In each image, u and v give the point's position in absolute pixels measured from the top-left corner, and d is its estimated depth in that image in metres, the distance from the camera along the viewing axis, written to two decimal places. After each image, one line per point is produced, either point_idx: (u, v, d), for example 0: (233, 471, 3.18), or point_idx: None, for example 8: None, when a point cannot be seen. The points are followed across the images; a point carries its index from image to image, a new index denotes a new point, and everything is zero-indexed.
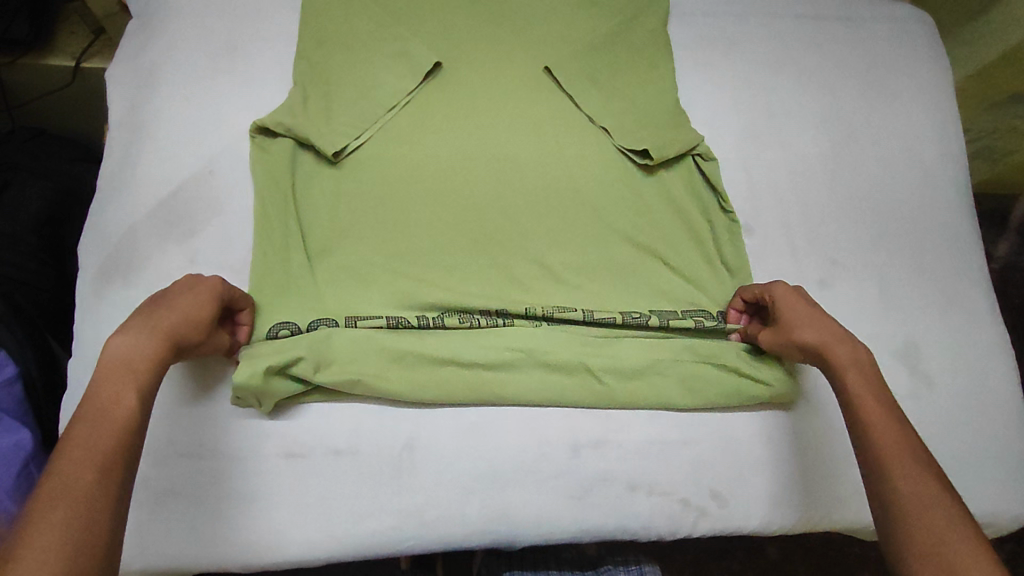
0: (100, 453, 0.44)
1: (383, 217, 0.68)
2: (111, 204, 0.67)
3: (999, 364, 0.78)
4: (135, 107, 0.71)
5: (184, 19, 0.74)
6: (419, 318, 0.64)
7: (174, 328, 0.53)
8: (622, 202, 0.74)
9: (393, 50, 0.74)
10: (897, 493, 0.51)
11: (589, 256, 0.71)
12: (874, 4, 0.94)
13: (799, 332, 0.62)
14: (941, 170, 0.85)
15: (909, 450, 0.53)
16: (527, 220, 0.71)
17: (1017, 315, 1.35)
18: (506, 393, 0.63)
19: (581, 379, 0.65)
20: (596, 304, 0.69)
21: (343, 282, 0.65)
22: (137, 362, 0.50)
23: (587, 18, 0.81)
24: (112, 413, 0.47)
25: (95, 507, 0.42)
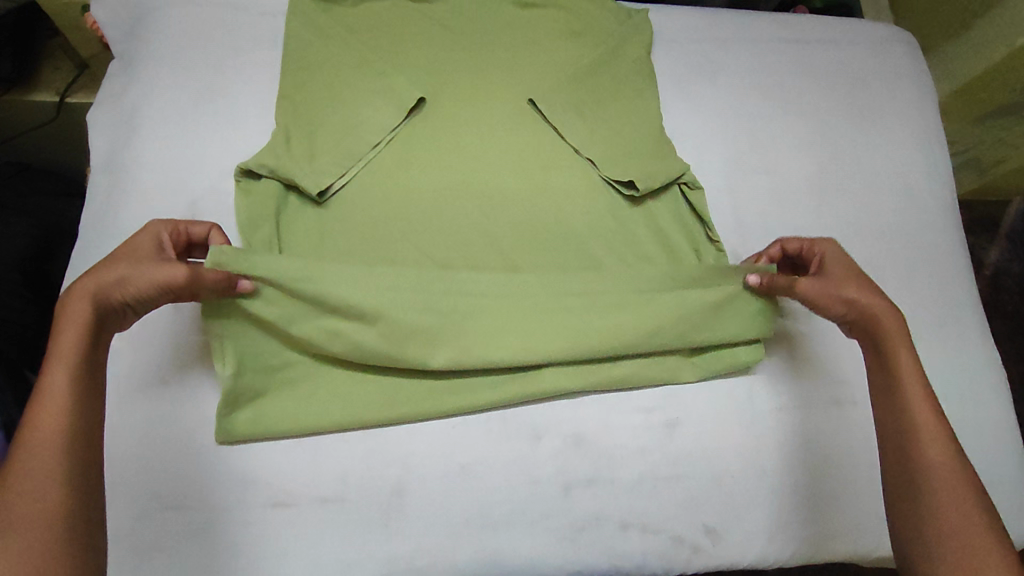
0: (43, 423, 0.45)
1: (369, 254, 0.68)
2: (92, 250, 0.67)
3: (991, 387, 0.78)
4: (117, 150, 0.71)
5: (163, 58, 0.74)
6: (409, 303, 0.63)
7: (90, 284, 0.51)
8: (609, 235, 0.74)
9: (377, 86, 0.74)
10: (920, 445, 0.54)
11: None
12: (856, 26, 0.94)
13: (847, 288, 0.62)
14: (927, 191, 0.86)
15: (935, 409, 0.56)
16: (513, 253, 0.70)
17: (1009, 322, 1.35)
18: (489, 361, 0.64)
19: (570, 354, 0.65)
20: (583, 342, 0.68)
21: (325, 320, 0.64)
22: (63, 333, 0.49)
23: (570, 49, 0.81)
24: (40, 392, 0.46)
25: (44, 470, 0.43)
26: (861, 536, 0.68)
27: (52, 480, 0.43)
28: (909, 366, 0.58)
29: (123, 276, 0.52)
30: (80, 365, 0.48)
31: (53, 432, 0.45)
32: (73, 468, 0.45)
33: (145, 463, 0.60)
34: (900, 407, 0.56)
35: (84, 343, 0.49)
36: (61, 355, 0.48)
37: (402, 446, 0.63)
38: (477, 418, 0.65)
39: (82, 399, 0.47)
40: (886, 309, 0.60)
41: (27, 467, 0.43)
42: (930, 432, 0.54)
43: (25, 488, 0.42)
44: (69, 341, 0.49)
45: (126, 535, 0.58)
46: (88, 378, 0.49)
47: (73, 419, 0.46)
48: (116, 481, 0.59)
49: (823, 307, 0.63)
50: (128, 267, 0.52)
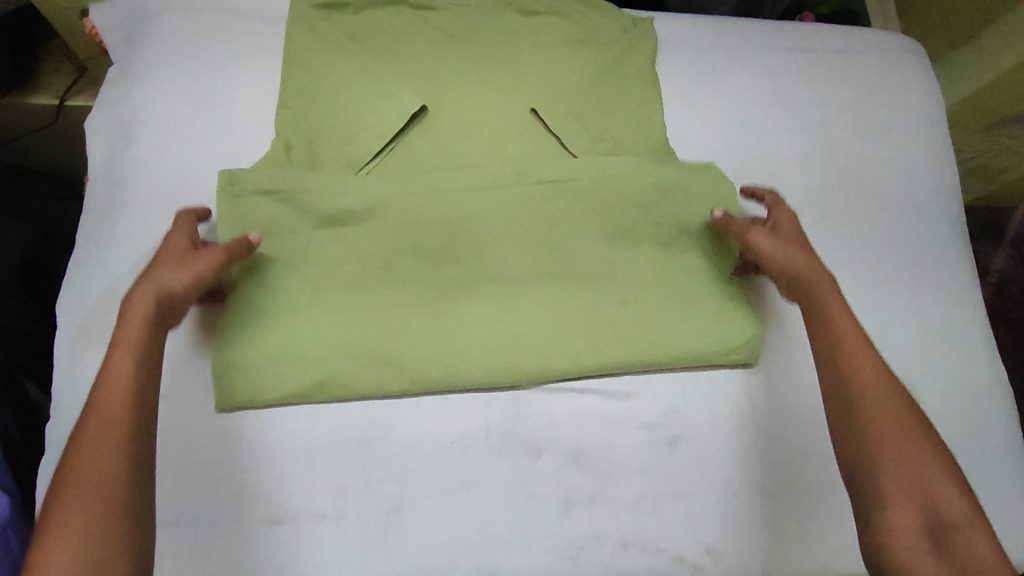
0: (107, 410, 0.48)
1: (365, 257, 0.66)
2: (90, 261, 0.66)
3: (995, 404, 0.77)
4: (114, 159, 0.70)
5: (161, 65, 0.73)
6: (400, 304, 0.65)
7: (153, 273, 0.56)
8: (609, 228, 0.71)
9: (377, 95, 0.72)
10: (871, 419, 0.55)
11: (576, 287, 0.68)
12: (864, 35, 0.93)
13: (793, 248, 0.65)
14: (934, 203, 0.85)
15: (886, 381, 0.57)
16: (510, 251, 0.68)
17: (1013, 329, 1.34)
18: (476, 360, 0.64)
19: (556, 354, 0.66)
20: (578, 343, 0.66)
21: (323, 319, 0.63)
22: (127, 320, 0.53)
23: (575, 58, 0.80)
24: (110, 372, 0.50)
25: (104, 453, 0.46)
26: None
27: (117, 455, 0.46)
28: (857, 345, 0.59)
29: (178, 265, 0.57)
30: (143, 349, 0.52)
31: (114, 421, 0.48)
32: (133, 454, 0.47)
33: None
34: (850, 384, 0.57)
35: (146, 339, 0.52)
36: (123, 352, 0.51)
37: (400, 463, 0.62)
38: (477, 435, 0.64)
39: (140, 391, 0.50)
40: (829, 292, 0.63)
41: (95, 442, 0.46)
42: (880, 405, 0.55)
43: (87, 473, 0.45)
44: (131, 337, 0.52)
45: None
46: (148, 374, 0.52)
47: (134, 398, 0.49)
48: None
49: (768, 260, 0.66)
50: (180, 257, 0.58)
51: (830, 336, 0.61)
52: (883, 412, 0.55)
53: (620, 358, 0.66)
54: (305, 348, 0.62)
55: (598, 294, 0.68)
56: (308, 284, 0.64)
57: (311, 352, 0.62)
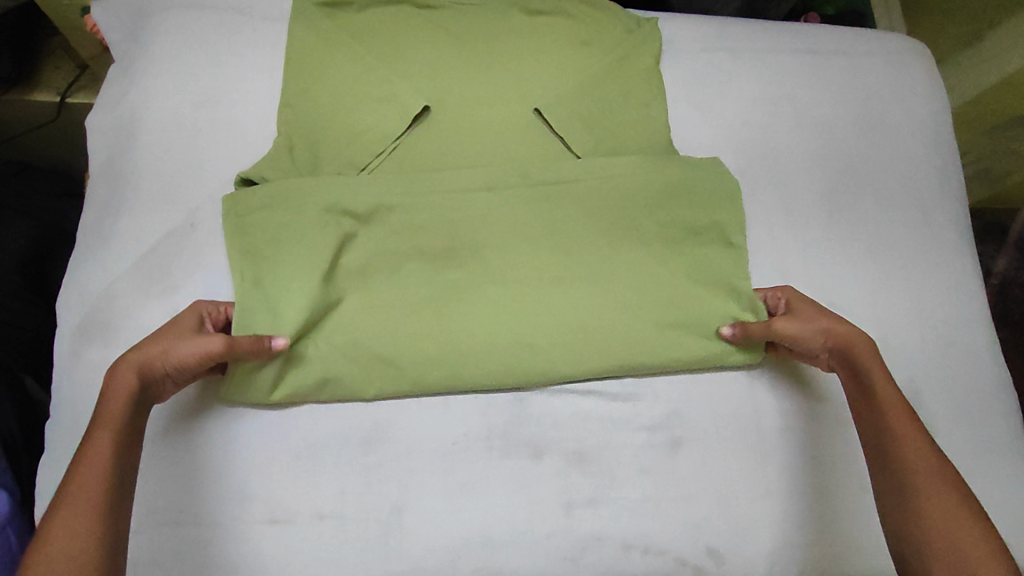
0: (81, 495, 0.48)
1: (382, 256, 0.66)
2: (91, 259, 0.66)
3: (999, 406, 0.77)
4: (115, 157, 0.70)
5: (163, 63, 0.72)
6: (411, 303, 0.64)
7: (138, 359, 0.56)
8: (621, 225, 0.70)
9: (381, 94, 0.72)
10: (924, 507, 0.54)
11: (584, 289, 0.67)
12: (870, 37, 0.93)
13: (820, 318, 0.66)
14: (939, 205, 0.84)
15: (941, 468, 0.56)
16: (516, 253, 0.68)
17: (1016, 332, 1.34)
18: (488, 358, 0.64)
19: (568, 352, 0.66)
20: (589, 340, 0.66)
21: (329, 314, 0.63)
22: (109, 400, 0.54)
23: (579, 58, 0.79)
24: (86, 450, 0.51)
25: (75, 540, 0.47)
26: (871, 558, 0.66)
27: (85, 537, 0.47)
28: (909, 429, 0.59)
29: (167, 349, 0.56)
30: (123, 429, 0.53)
31: (87, 505, 0.48)
32: (105, 542, 0.48)
33: (145, 478, 0.59)
34: (901, 469, 0.57)
35: (125, 419, 0.53)
36: (104, 431, 0.52)
37: (402, 463, 0.62)
38: (479, 435, 0.64)
39: (116, 470, 0.51)
40: (877, 371, 0.63)
41: (64, 525, 0.47)
42: (933, 493, 0.54)
43: (58, 560, 0.45)
44: (112, 416, 0.53)
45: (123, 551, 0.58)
46: (126, 455, 0.53)
47: (108, 478, 0.50)
48: None
49: (806, 341, 0.65)
50: (170, 341, 0.57)
51: (878, 418, 0.61)
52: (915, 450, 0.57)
53: (622, 353, 0.66)
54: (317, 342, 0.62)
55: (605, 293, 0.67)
56: (306, 266, 0.63)
57: (315, 344, 0.62)
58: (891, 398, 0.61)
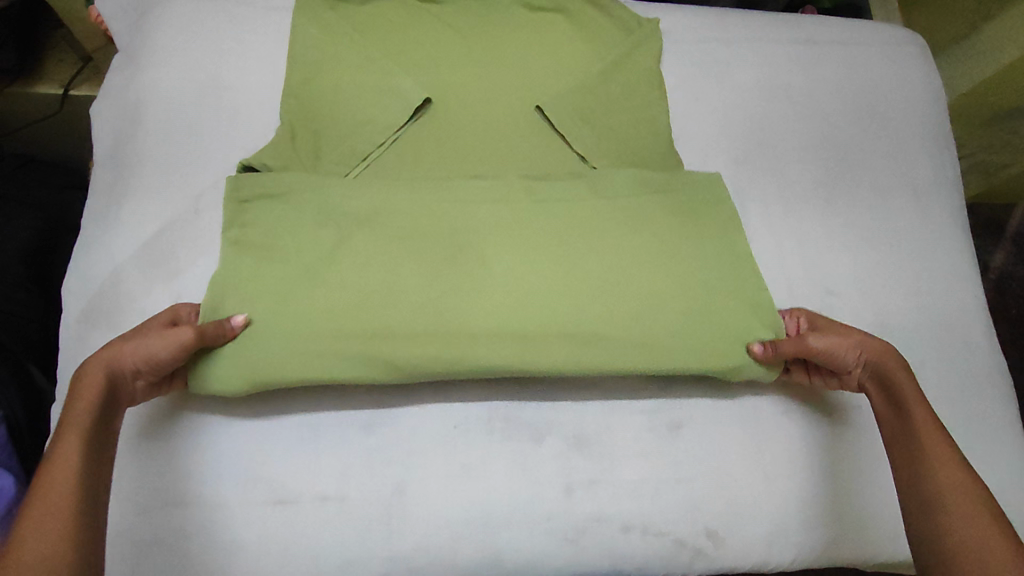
0: (49, 499, 0.46)
1: (363, 260, 0.62)
2: (95, 244, 0.66)
3: (995, 392, 0.78)
4: (120, 144, 0.70)
5: (166, 52, 0.73)
6: (395, 309, 0.61)
7: (106, 356, 0.55)
8: (612, 225, 0.68)
9: (382, 85, 0.72)
10: (954, 532, 0.53)
11: (586, 297, 0.64)
12: (867, 28, 0.93)
13: (852, 334, 0.66)
14: (935, 195, 0.85)
15: (974, 492, 0.55)
16: (515, 258, 0.64)
17: (1013, 325, 1.35)
18: (474, 358, 0.61)
19: (560, 355, 0.62)
20: (582, 344, 0.63)
21: (320, 326, 0.60)
22: (74, 405, 0.52)
23: (579, 50, 0.80)
24: (52, 457, 0.49)
25: (45, 542, 0.44)
26: (864, 539, 0.68)
27: (58, 539, 0.45)
28: (943, 452, 0.58)
29: (135, 349, 0.55)
30: (89, 433, 0.51)
31: (55, 508, 0.46)
32: (75, 545, 0.45)
33: (148, 460, 0.60)
34: (932, 493, 0.56)
35: (92, 423, 0.52)
36: (70, 436, 0.50)
37: (404, 445, 0.63)
38: (480, 418, 0.65)
39: (86, 473, 0.49)
40: (913, 393, 0.62)
41: (33, 528, 0.45)
42: (965, 518, 0.54)
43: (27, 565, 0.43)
44: (78, 420, 0.51)
45: (128, 531, 0.58)
46: (94, 459, 0.50)
47: (77, 482, 0.48)
48: (119, 476, 0.59)
49: (840, 356, 0.64)
50: (138, 339, 0.56)
51: (910, 440, 0.60)
52: (953, 476, 0.56)
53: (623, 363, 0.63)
54: (297, 353, 0.59)
55: (607, 302, 0.64)
56: (297, 271, 0.62)
57: (301, 351, 0.59)
58: (924, 419, 0.60)
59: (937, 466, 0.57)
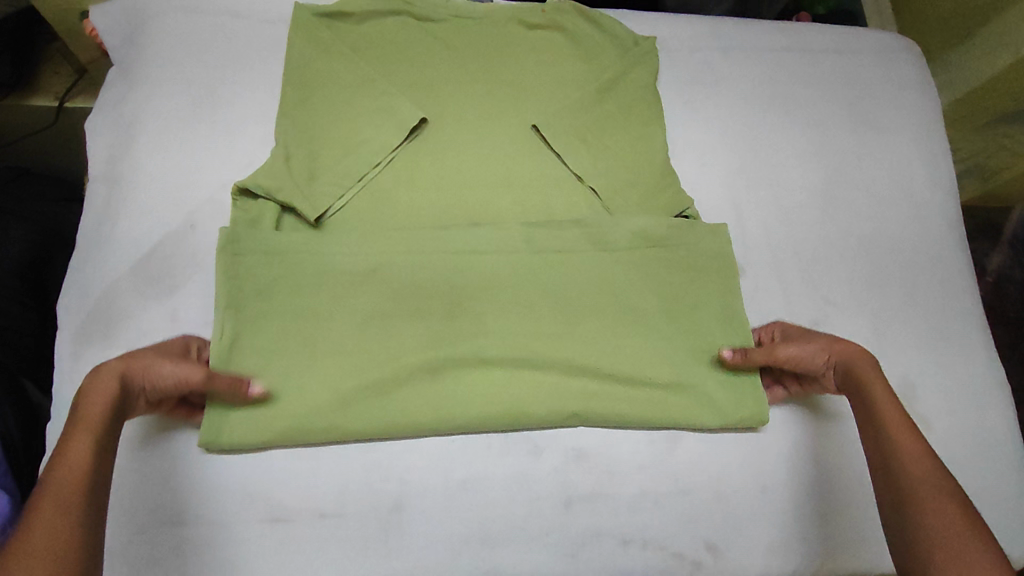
0: (53, 501, 0.46)
1: (357, 315, 0.65)
2: (90, 260, 0.66)
3: (995, 401, 0.78)
4: (114, 158, 0.70)
5: (161, 66, 0.73)
6: (388, 366, 0.64)
7: (119, 365, 0.55)
8: (592, 271, 0.71)
9: (379, 105, 0.73)
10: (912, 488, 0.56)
11: (578, 354, 0.67)
12: (861, 35, 0.93)
13: (818, 338, 0.67)
14: (931, 203, 0.85)
15: (925, 453, 0.58)
16: (514, 317, 0.68)
17: (1011, 329, 1.35)
18: (463, 415, 0.64)
19: (550, 405, 0.65)
20: (567, 393, 0.66)
21: (315, 387, 0.62)
22: (89, 406, 0.52)
23: (573, 65, 0.80)
24: (64, 452, 0.49)
25: (42, 542, 0.44)
26: (862, 550, 0.68)
27: (62, 535, 0.45)
28: (909, 446, 0.58)
29: (149, 361, 0.56)
30: (102, 432, 0.51)
31: (56, 508, 0.46)
32: (76, 545, 0.45)
33: (139, 481, 0.59)
34: (901, 483, 0.57)
35: (105, 423, 0.51)
36: (81, 434, 0.50)
37: (401, 461, 0.63)
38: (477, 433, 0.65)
39: (94, 473, 0.49)
40: (879, 392, 0.63)
41: (39, 522, 0.45)
42: (921, 475, 0.56)
43: (23, 563, 0.43)
44: (91, 418, 0.51)
45: (120, 551, 0.58)
46: (103, 458, 0.50)
47: (85, 480, 0.48)
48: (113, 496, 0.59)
49: (809, 357, 0.66)
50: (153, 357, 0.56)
51: (864, 410, 0.63)
52: (925, 475, 0.56)
53: (625, 411, 0.66)
54: (293, 415, 0.61)
55: (603, 355, 0.68)
56: (292, 322, 0.64)
57: (319, 408, 0.62)
58: (873, 387, 0.63)
59: (907, 465, 0.57)
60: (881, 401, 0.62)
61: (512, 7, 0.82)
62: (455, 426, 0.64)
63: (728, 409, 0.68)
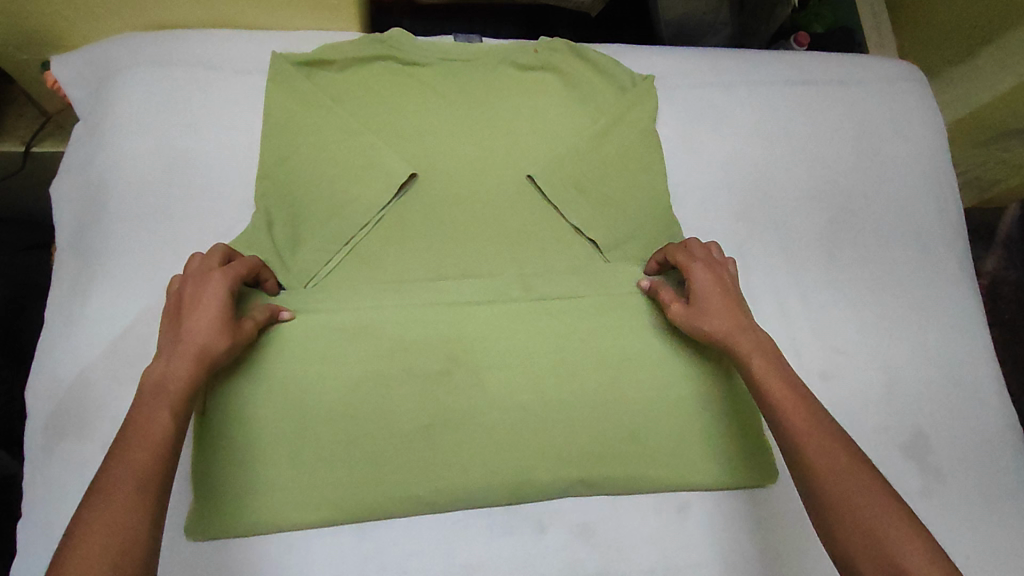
0: (135, 475, 0.45)
1: (349, 389, 0.61)
2: (60, 342, 0.62)
3: (1009, 446, 0.76)
4: (83, 227, 0.66)
5: (130, 126, 0.68)
6: (385, 441, 0.61)
7: (201, 357, 0.52)
8: (598, 330, 0.67)
9: (365, 161, 0.68)
10: (837, 505, 0.49)
11: (584, 421, 0.64)
12: (864, 64, 0.90)
13: (707, 297, 0.61)
14: (940, 239, 0.83)
15: (850, 463, 0.50)
16: (515, 382, 0.64)
17: (1007, 331, 1.32)
18: (466, 495, 0.61)
19: (556, 478, 0.63)
20: (575, 464, 0.63)
21: (311, 470, 0.59)
22: (173, 385, 0.50)
23: (568, 109, 0.77)
24: (142, 425, 0.48)
25: (125, 515, 0.43)
26: None
27: (137, 512, 0.43)
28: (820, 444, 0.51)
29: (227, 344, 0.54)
30: (180, 409, 0.50)
31: (132, 485, 0.44)
32: (148, 527, 0.43)
33: None
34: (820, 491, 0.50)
35: (184, 400, 0.50)
36: (164, 408, 0.49)
37: (399, 549, 0.60)
38: (479, 513, 0.62)
39: (173, 449, 0.48)
40: (779, 389, 0.56)
41: (114, 496, 0.43)
42: (849, 488, 0.49)
43: (98, 529, 0.42)
44: (172, 392, 0.50)
45: None
46: (181, 433, 0.49)
47: (165, 456, 0.47)
48: None
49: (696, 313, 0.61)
50: (226, 335, 0.54)
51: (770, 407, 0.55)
52: (840, 475, 0.49)
53: (636, 480, 0.64)
54: (290, 500, 0.59)
55: (615, 418, 0.65)
56: (282, 404, 0.60)
57: (316, 491, 0.59)
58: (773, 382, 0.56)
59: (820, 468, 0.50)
60: (794, 408, 0.54)
61: (502, 49, 0.77)
62: (459, 507, 0.61)
63: (740, 471, 0.66)
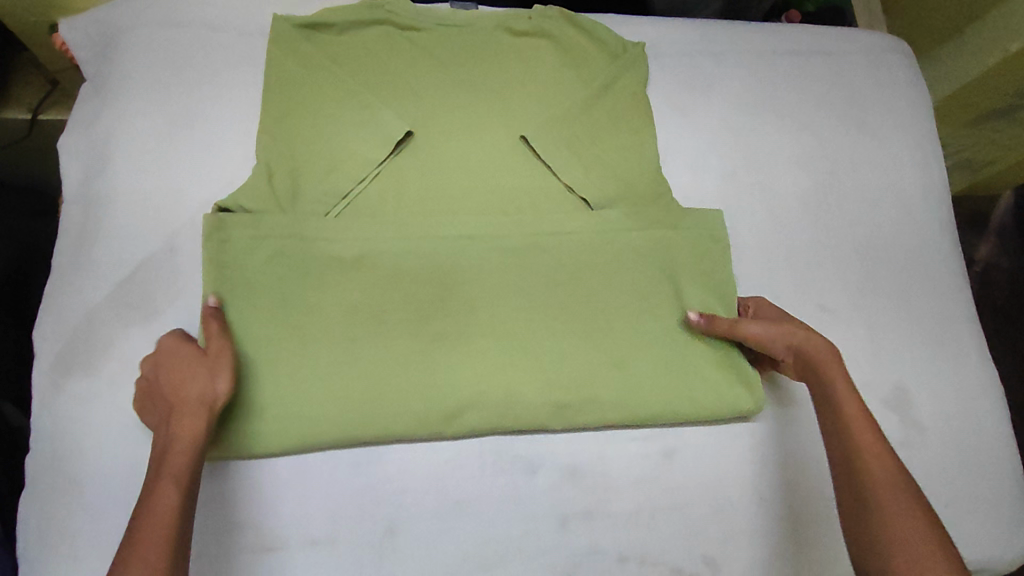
0: (156, 537, 0.48)
1: (349, 319, 0.64)
2: (66, 288, 0.64)
3: (988, 402, 0.78)
4: (89, 178, 0.68)
5: (134, 83, 0.70)
6: (381, 366, 0.63)
7: (196, 412, 0.55)
8: (588, 275, 0.70)
9: (364, 117, 0.71)
10: (867, 480, 0.56)
11: (572, 362, 0.66)
12: (852, 36, 0.92)
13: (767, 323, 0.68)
14: (923, 204, 0.85)
15: (881, 441, 0.58)
16: (506, 320, 0.66)
17: (999, 317, 1.35)
18: (458, 424, 0.63)
19: (546, 414, 0.65)
20: (563, 397, 0.65)
21: (307, 393, 0.61)
22: (177, 455, 0.53)
23: (561, 74, 0.79)
24: (153, 495, 0.50)
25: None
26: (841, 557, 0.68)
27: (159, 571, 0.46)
28: (873, 444, 0.58)
29: (208, 388, 0.56)
30: (184, 476, 0.52)
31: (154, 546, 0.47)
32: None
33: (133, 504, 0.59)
34: (861, 472, 0.57)
35: (188, 468, 0.53)
36: (167, 481, 0.51)
37: (393, 483, 0.63)
38: (470, 447, 0.65)
39: (184, 518, 0.50)
40: (843, 385, 0.62)
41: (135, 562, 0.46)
42: (883, 474, 0.56)
43: None
44: (177, 465, 0.52)
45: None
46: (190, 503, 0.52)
47: (177, 519, 0.50)
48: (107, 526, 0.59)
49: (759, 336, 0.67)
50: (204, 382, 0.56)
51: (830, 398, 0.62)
52: (877, 464, 0.57)
53: (625, 418, 0.66)
54: (283, 421, 0.60)
55: (602, 350, 0.67)
56: (282, 329, 0.62)
57: (316, 407, 0.61)
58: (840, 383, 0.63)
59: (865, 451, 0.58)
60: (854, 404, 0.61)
61: (497, 16, 0.80)
62: (451, 435, 0.64)
63: (726, 406, 0.68)
